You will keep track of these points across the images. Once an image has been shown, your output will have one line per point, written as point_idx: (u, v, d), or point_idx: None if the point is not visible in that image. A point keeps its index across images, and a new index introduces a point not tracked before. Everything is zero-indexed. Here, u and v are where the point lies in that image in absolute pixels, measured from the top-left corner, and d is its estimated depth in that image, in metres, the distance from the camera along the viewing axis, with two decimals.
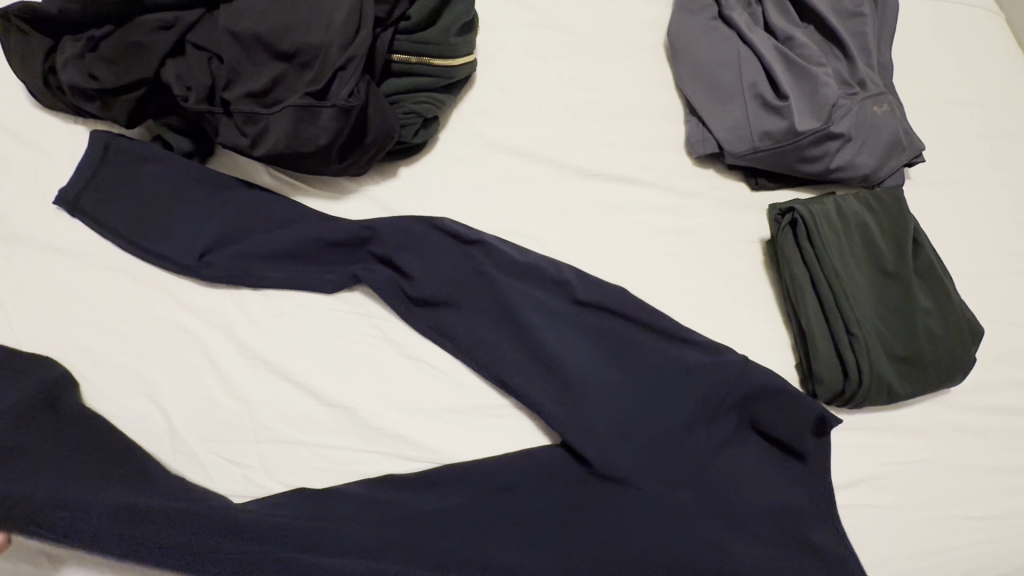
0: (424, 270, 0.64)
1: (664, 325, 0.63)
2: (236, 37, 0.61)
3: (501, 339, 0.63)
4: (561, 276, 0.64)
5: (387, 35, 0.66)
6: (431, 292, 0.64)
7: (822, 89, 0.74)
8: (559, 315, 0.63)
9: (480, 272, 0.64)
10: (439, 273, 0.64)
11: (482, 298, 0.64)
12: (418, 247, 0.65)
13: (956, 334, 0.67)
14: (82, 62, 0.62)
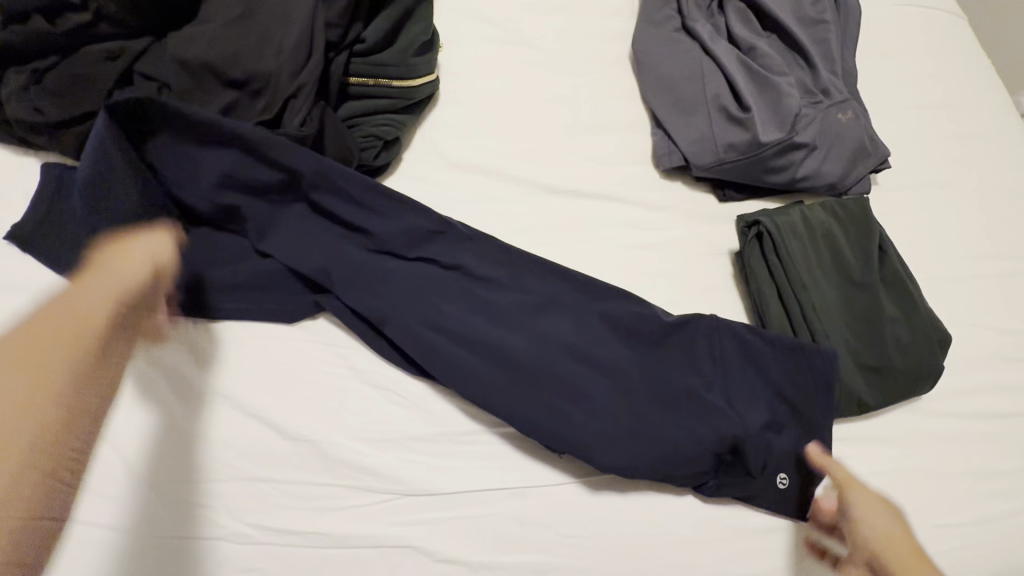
0: (386, 288, 0.62)
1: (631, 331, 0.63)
2: (183, 65, 0.60)
3: (466, 348, 0.61)
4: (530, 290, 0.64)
5: (341, 58, 0.66)
6: (393, 311, 0.62)
7: (785, 99, 0.74)
8: (527, 319, 0.63)
9: (450, 296, 0.63)
10: (401, 292, 0.62)
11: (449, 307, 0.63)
12: (377, 266, 0.63)
13: (924, 341, 0.67)
14: (26, 95, 0.61)
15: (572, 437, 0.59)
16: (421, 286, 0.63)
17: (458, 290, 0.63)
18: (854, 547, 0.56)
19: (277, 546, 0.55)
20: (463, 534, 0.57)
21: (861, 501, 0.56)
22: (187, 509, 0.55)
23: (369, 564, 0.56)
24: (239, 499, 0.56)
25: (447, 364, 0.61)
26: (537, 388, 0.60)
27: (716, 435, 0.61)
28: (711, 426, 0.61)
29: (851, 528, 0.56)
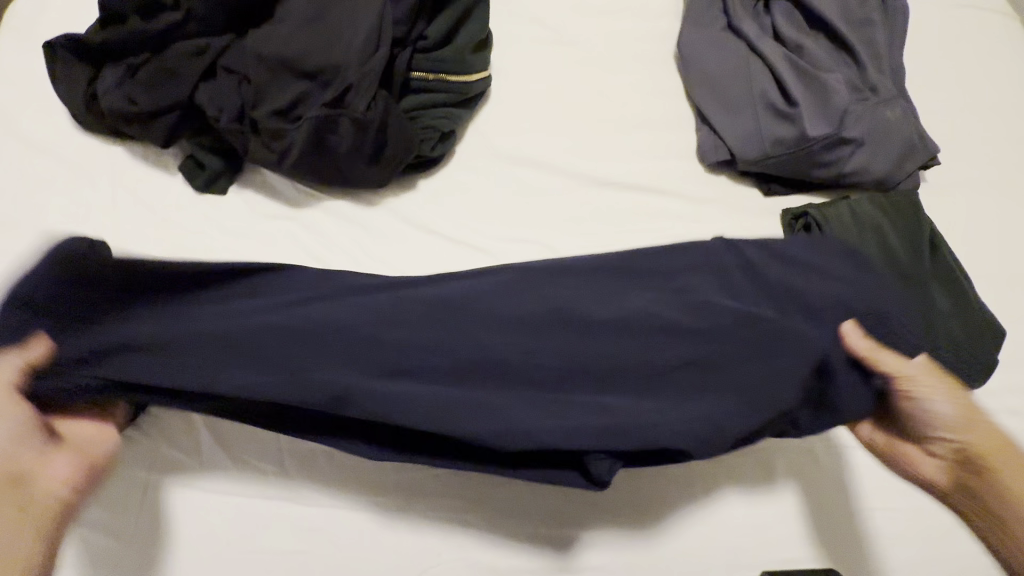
0: (363, 348, 0.54)
1: (640, 282, 0.58)
2: (262, 59, 0.65)
3: (462, 405, 0.52)
4: (495, 279, 0.58)
5: (406, 53, 0.69)
6: (372, 384, 0.53)
7: (833, 95, 0.75)
8: (507, 347, 0.54)
9: (398, 326, 0.54)
10: (381, 339, 0.54)
11: (427, 347, 0.54)
12: (348, 317, 0.55)
13: (979, 337, 0.66)
14: (121, 88, 0.67)
15: (613, 440, 0.51)
16: (379, 325, 0.54)
17: (448, 314, 0.55)
18: (937, 448, 0.55)
19: (341, 510, 0.60)
20: (512, 507, 0.61)
21: (937, 389, 0.55)
22: (265, 472, 0.60)
23: (426, 531, 0.59)
24: (310, 464, 0.61)
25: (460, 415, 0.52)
26: (565, 415, 0.52)
27: (784, 384, 0.55)
28: (780, 361, 0.55)
29: (929, 421, 0.55)
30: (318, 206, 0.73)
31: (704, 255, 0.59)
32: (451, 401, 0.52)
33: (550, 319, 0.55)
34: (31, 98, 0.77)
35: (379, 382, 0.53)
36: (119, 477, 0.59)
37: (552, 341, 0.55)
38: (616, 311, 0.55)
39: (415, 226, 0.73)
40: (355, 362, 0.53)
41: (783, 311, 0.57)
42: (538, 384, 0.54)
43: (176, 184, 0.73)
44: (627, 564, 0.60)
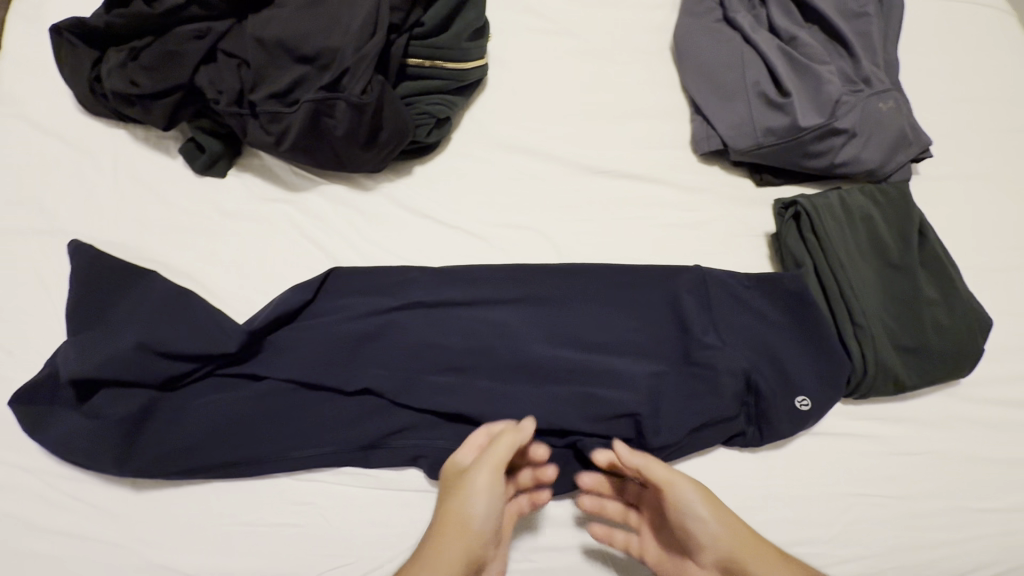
0: (401, 353, 0.64)
1: (598, 291, 0.68)
2: (262, 43, 0.66)
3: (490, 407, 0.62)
4: (477, 281, 0.68)
5: (402, 40, 0.70)
6: (408, 385, 0.62)
7: (825, 86, 0.76)
8: (523, 352, 0.64)
9: (398, 319, 0.65)
10: (414, 345, 0.64)
11: (450, 358, 0.64)
12: (384, 327, 0.65)
13: (964, 325, 0.67)
14: (124, 70, 0.68)
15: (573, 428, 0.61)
16: (374, 323, 0.65)
17: (463, 323, 0.65)
18: (704, 555, 0.52)
19: (329, 485, 0.61)
20: None
21: (700, 503, 0.52)
22: (251, 448, 0.60)
23: (414, 507, 0.60)
24: (295, 441, 0.60)
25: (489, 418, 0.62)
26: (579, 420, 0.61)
27: (722, 390, 0.62)
28: (719, 366, 0.63)
29: (698, 530, 0.52)
30: (314, 189, 0.75)
31: (673, 283, 0.68)
32: (481, 406, 0.62)
33: (553, 333, 0.66)
34: (36, 81, 0.79)
35: (414, 383, 0.62)
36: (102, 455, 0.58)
37: (525, 335, 0.65)
38: (606, 318, 0.67)
39: (410, 210, 0.74)
40: (392, 363, 0.63)
41: (739, 322, 0.67)
42: (545, 384, 0.63)
43: (177, 166, 0.75)
44: (613, 546, 0.59)
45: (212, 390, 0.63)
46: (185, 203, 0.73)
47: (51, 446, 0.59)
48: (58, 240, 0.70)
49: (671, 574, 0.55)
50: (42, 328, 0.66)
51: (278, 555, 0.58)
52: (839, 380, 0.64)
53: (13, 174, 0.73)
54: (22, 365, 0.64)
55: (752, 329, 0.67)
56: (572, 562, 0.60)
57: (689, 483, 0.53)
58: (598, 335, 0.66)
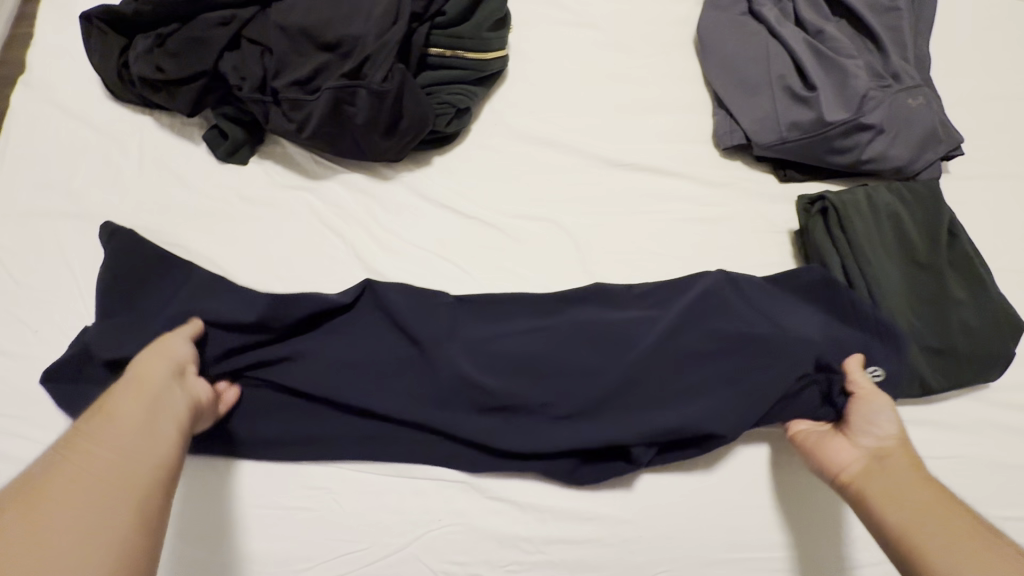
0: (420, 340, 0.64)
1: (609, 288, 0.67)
2: (285, 30, 0.66)
3: (524, 403, 0.61)
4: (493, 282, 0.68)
5: (425, 29, 0.70)
6: (437, 378, 0.62)
7: (852, 80, 0.74)
8: (550, 347, 0.63)
9: (416, 306, 0.64)
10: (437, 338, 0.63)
11: (475, 354, 0.63)
12: (403, 314, 0.64)
13: (994, 326, 0.65)
14: (151, 57, 0.69)
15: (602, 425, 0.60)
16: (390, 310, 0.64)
17: (482, 323, 0.65)
18: (860, 436, 0.57)
19: (344, 471, 0.61)
20: (511, 477, 0.61)
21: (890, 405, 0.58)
22: (269, 431, 0.61)
23: (426, 495, 0.60)
24: (313, 426, 0.61)
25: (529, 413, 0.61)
26: (620, 416, 0.61)
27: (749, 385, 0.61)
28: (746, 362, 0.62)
29: (869, 420, 0.57)
30: (334, 178, 0.75)
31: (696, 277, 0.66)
32: (517, 401, 0.61)
33: (579, 330, 0.64)
34: (65, 67, 0.81)
35: (443, 377, 0.61)
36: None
37: (541, 322, 0.65)
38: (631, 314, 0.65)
39: (429, 199, 0.74)
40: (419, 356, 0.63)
41: (779, 314, 0.65)
42: (564, 372, 0.62)
43: (199, 153, 0.76)
44: (626, 541, 0.58)
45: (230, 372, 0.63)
46: (207, 188, 0.74)
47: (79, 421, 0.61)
48: (83, 223, 0.72)
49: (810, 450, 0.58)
50: (67, 308, 0.68)
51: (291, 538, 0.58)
52: (879, 372, 0.63)
53: (44, 157, 0.75)
54: (47, 343, 0.66)
55: (789, 328, 0.64)
56: (586, 558, 0.58)
57: (891, 410, 0.57)
58: (626, 330, 0.64)
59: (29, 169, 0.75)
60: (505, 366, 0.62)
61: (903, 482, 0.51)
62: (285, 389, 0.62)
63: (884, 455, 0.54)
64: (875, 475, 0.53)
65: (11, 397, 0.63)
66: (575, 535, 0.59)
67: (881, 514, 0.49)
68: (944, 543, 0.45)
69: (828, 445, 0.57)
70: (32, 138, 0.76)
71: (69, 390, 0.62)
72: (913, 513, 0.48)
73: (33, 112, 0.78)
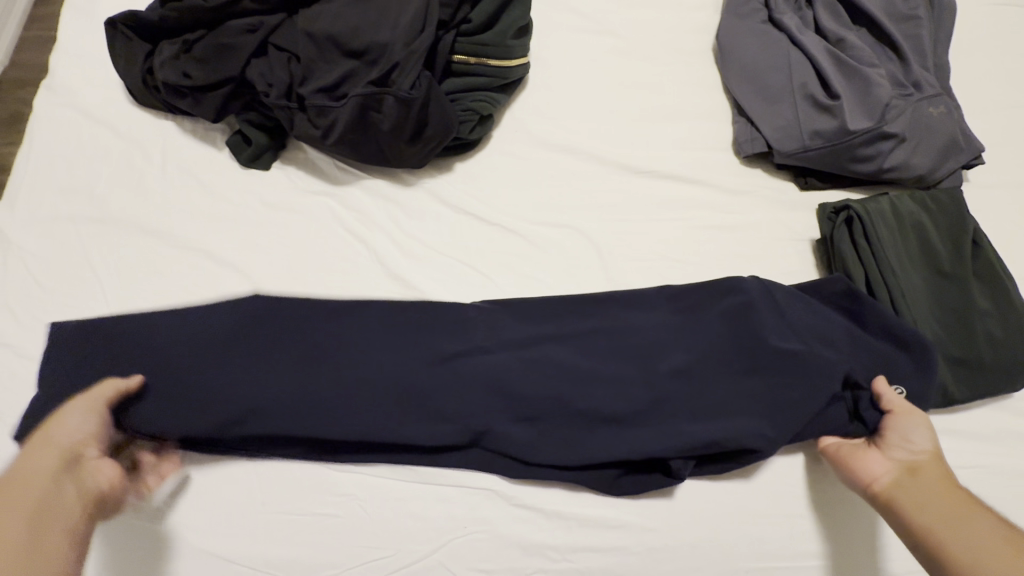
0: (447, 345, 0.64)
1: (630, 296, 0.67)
2: (312, 37, 0.67)
3: (562, 411, 0.61)
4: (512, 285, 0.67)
5: (449, 36, 0.70)
6: (470, 389, 0.62)
7: (875, 89, 0.74)
8: (583, 354, 0.64)
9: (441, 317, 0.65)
10: (473, 347, 0.63)
11: (509, 362, 0.63)
12: (438, 323, 0.65)
13: (1019, 336, 0.65)
14: (177, 62, 0.70)
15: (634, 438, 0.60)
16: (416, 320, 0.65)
17: (506, 332, 0.65)
18: (894, 450, 0.57)
19: (369, 477, 0.60)
20: (537, 485, 0.61)
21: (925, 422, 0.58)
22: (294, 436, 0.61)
23: (451, 501, 0.60)
24: None
25: (565, 424, 0.61)
26: (655, 425, 0.61)
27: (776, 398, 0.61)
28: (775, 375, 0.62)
29: (904, 435, 0.58)
30: (356, 183, 0.75)
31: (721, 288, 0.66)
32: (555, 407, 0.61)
33: (616, 338, 0.65)
34: (88, 71, 0.81)
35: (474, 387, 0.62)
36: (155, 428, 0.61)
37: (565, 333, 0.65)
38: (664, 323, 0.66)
39: (451, 205, 0.75)
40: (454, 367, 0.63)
41: (816, 324, 0.65)
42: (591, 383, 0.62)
43: (222, 158, 0.76)
44: (651, 549, 0.58)
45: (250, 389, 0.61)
46: (228, 193, 0.74)
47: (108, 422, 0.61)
48: (106, 227, 0.72)
49: (843, 460, 0.58)
50: (90, 312, 0.68)
51: (317, 544, 0.58)
52: (916, 377, 0.63)
53: (67, 162, 0.76)
54: None
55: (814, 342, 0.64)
56: (611, 565, 0.58)
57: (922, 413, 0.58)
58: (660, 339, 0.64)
59: (52, 174, 0.75)
60: (538, 374, 0.62)
61: (935, 499, 0.53)
62: None
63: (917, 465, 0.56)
64: (909, 489, 0.54)
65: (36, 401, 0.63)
66: (600, 542, 0.59)
67: (916, 524, 0.52)
68: (974, 550, 0.49)
69: (862, 455, 0.58)
70: (55, 142, 0.77)
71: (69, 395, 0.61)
72: (943, 523, 0.51)
73: (56, 116, 0.78)
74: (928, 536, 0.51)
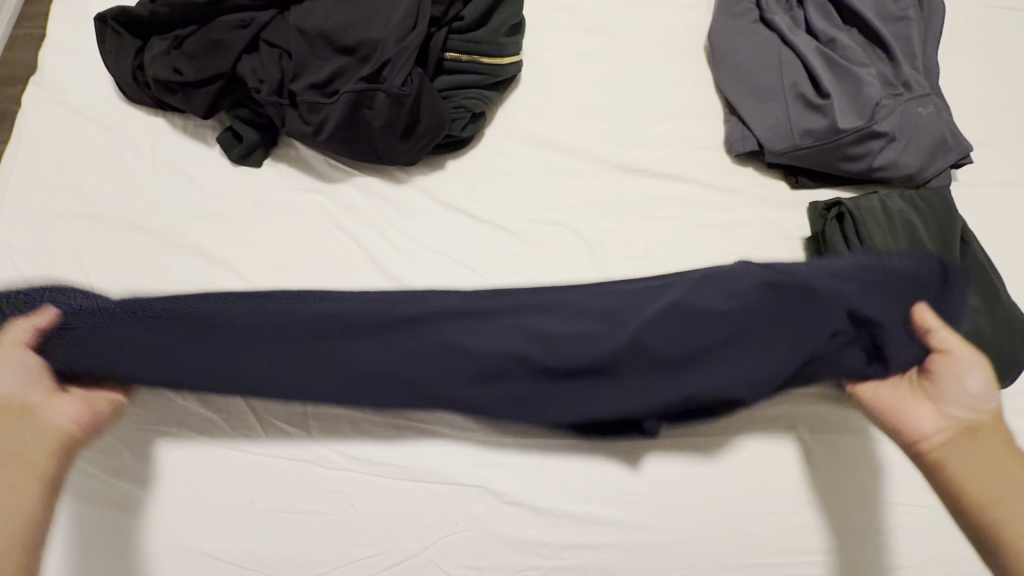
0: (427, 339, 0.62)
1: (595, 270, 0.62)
2: (304, 34, 0.67)
3: (534, 375, 0.57)
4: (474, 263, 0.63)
5: (442, 34, 0.70)
6: (434, 353, 0.57)
7: (865, 88, 0.75)
8: (555, 314, 0.59)
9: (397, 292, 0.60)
10: (429, 314, 0.58)
11: (468, 329, 0.57)
12: (399, 303, 0.59)
13: (1007, 333, 0.66)
14: (168, 58, 0.69)
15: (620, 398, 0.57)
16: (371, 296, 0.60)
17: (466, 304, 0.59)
18: (948, 402, 0.56)
19: (359, 475, 0.60)
20: (528, 482, 0.60)
21: (982, 369, 0.56)
22: (285, 433, 0.61)
23: (443, 499, 0.59)
24: (328, 429, 0.62)
25: (537, 392, 0.58)
26: (634, 394, 0.57)
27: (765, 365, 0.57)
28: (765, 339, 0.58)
29: (958, 386, 0.56)
30: (348, 180, 0.75)
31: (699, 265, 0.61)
32: (523, 375, 0.57)
33: (584, 299, 0.60)
34: (77, 68, 0.80)
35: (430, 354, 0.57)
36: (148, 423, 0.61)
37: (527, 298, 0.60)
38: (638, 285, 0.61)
39: (443, 203, 0.74)
40: (412, 332, 0.58)
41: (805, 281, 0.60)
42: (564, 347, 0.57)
43: (213, 155, 0.76)
44: (642, 545, 0.59)
45: (192, 363, 0.56)
46: (220, 190, 0.74)
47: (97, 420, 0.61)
48: (95, 224, 0.71)
49: (888, 414, 0.58)
50: None
51: (307, 541, 0.58)
52: None
53: (55, 159, 0.75)
54: None
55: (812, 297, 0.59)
56: (602, 562, 0.59)
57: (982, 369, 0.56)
58: (636, 303, 0.58)
59: (40, 171, 0.74)
60: (505, 341, 0.57)
61: (987, 460, 0.52)
62: None
63: (974, 428, 0.54)
64: (959, 449, 0.53)
65: None
66: (591, 538, 0.59)
67: (957, 483, 0.52)
68: None
69: (909, 409, 0.57)
70: (45, 138, 0.76)
71: None
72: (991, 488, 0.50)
73: (44, 113, 0.78)
74: (966, 498, 0.51)
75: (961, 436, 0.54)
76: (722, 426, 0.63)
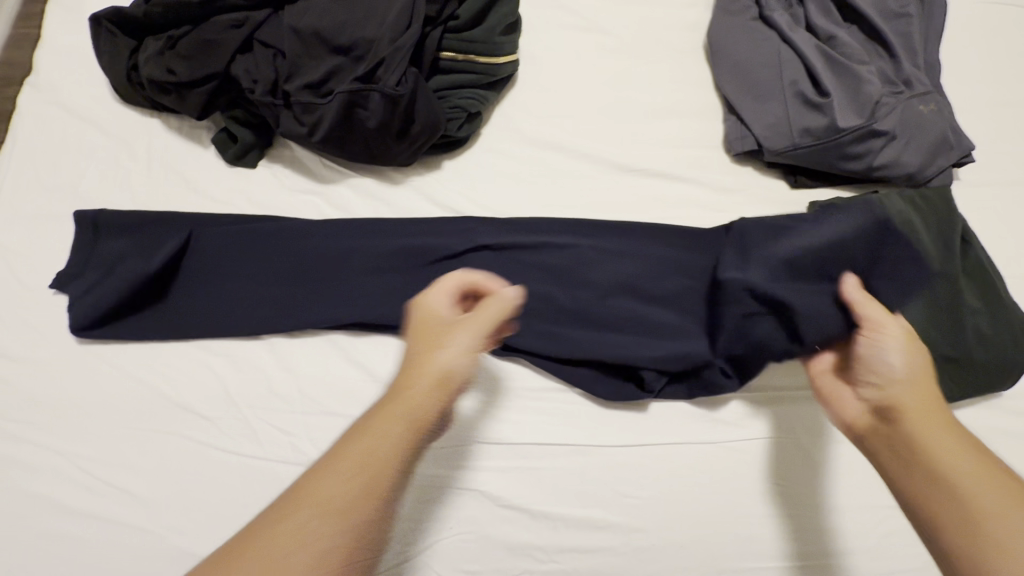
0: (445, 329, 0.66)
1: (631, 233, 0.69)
2: (297, 33, 0.66)
3: (532, 327, 0.65)
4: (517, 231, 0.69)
5: (437, 33, 0.70)
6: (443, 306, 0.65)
7: (865, 86, 0.74)
8: (568, 275, 0.66)
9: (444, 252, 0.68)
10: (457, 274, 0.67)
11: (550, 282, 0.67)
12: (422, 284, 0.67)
13: (1007, 332, 0.65)
14: (161, 59, 0.69)
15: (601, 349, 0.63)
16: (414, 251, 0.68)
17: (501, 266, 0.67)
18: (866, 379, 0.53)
19: None
20: (523, 485, 0.60)
21: (899, 340, 0.53)
22: (279, 435, 0.61)
23: (437, 502, 0.59)
24: (322, 431, 0.61)
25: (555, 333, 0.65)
26: (651, 339, 0.64)
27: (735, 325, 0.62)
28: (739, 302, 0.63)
29: (872, 360, 0.53)
30: (343, 181, 0.75)
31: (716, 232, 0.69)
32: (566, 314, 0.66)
33: (601, 257, 0.67)
34: (72, 68, 0.80)
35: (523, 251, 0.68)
36: (147, 426, 0.61)
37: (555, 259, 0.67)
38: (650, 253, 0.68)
39: (439, 204, 0.74)
40: (496, 255, 0.67)
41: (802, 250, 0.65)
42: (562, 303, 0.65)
43: (209, 155, 0.75)
44: (638, 548, 0.58)
45: (265, 301, 0.67)
46: (214, 191, 0.74)
47: (96, 418, 0.62)
48: None
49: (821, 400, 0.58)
50: None
51: None
52: None
53: (51, 159, 0.75)
54: (53, 346, 0.65)
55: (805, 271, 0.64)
56: (597, 565, 0.58)
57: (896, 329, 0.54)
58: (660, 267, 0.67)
59: (36, 171, 0.74)
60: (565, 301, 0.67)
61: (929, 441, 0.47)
62: (298, 396, 0.63)
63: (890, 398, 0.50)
64: (878, 428, 0.50)
65: (15, 403, 0.62)
66: (587, 541, 0.58)
67: (881, 467, 0.49)
68: (948, 505, 0.44)
69: (837, 392, 0.56)
70: (39, 139, 0.76)
71: (48, 400, 0.62)
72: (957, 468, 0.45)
73: (40, 114, 0.77)
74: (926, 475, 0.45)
75: (886, 417, 0.49)
76: (719, 428, 0.63)
